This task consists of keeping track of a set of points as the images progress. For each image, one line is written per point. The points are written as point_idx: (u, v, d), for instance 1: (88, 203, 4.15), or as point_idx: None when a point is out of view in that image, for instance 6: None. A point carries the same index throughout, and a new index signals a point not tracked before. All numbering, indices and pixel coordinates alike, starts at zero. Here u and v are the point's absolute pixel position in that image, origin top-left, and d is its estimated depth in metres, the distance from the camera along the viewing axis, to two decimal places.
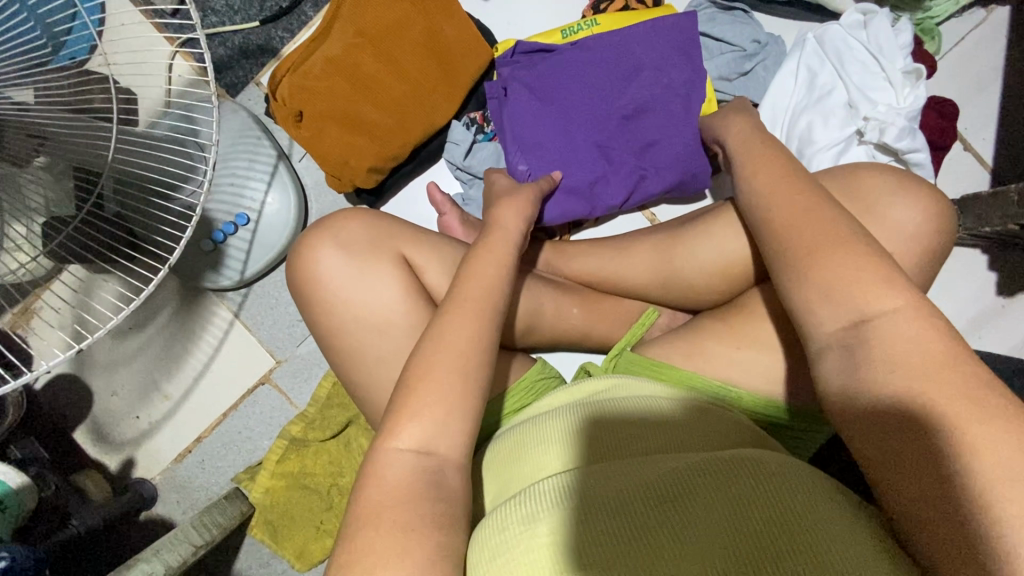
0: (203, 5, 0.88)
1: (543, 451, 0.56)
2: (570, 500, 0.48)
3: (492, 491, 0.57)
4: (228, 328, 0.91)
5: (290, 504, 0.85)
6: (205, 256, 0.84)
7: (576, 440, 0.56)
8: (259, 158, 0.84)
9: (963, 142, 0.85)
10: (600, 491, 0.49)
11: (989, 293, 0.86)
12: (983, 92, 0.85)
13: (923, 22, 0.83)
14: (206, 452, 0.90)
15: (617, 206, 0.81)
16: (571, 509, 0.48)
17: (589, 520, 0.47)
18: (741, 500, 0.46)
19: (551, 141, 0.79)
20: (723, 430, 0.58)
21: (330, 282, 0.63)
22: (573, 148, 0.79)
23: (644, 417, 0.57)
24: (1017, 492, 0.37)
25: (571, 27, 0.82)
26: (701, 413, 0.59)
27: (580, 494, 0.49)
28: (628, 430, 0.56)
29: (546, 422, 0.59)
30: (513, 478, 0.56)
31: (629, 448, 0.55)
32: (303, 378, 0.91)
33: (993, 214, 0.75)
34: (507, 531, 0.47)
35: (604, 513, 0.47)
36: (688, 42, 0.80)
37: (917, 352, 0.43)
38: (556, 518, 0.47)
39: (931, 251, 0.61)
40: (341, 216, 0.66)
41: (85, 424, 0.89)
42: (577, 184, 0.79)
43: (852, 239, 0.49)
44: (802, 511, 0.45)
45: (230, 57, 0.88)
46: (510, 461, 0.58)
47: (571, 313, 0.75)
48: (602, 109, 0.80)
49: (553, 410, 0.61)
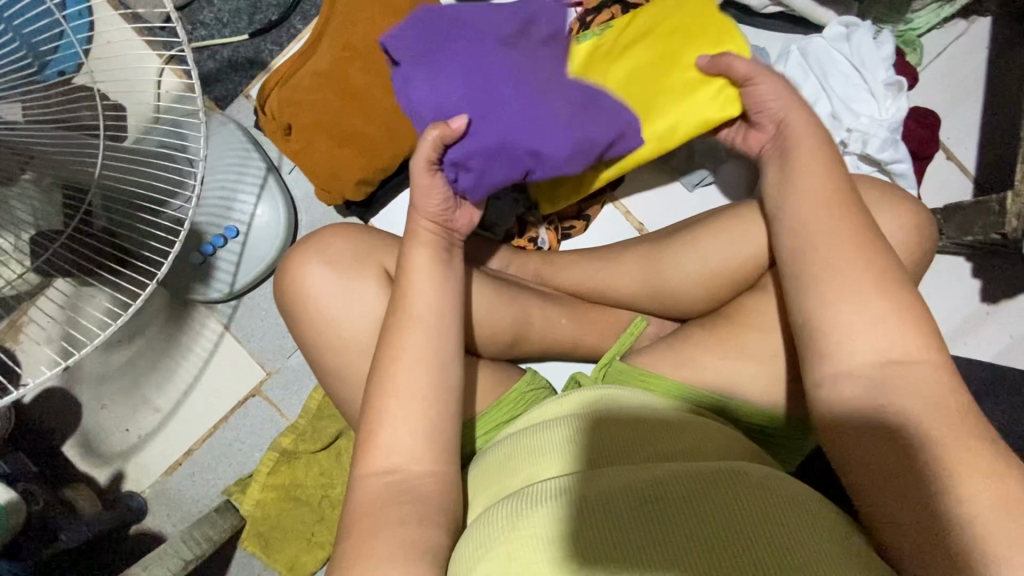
0: (193, 19, 0.88)
1: (532, 457, 0.57)
2: (561, 500, 0.49)
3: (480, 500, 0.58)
4: (218, 340, 0.91)
5: (281, 517, 0.85)
6: (196, 268, 0.85)
7: (568, 445, 0.57)
8: (249, 170, 0.84)
9: (946, 151, 0.87)
10: (582, 495, 0.49)
11: (973, 301, 0.88)
12: (965, 103, 0.86)
13: (905, 34, 0.84)
14: (197, 465, 0.90)
15: (558, 164, 0.66)
16: (563, 507, 0.48)
17: (581, 519, 0.47)
18: (730, 505, 0.46)
19: (456, 104, 0.62)
20: (711, 441, 0.58)
21: (319, 296, 0.63)
22: (485, 106, 0.62)
23: (630, 428, 0.58)
24: None
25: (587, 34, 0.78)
26: (688, 423, 0.59)
27: (572, 495, 0.49)
28: (620, 438, 0.57)
29: (534, 432, 0.59)
30: (504, 484, 0.56)
31: (614, 457, 0.55)
32: (293, 390, 0.91)
33: (976, 224, 0.77)
34: (499, 531, 0.48)
35: (585, 519, 0.47)
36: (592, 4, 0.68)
37: None
38: (547, 518, 0.48)
39: (911, 263, 0.62)
40: (330, 231, 0.66)
41: (74, 437, 0.89)
42: (499, 147, 0.62)
43: (829, 252, 0.51)
44: (789, 519, 0.45)
45: (219, 70, 0.88)
46: (502, 466, 0.58)
47: (560, 324, 0.75)
48: (511, 56, 0.63)
49: (542, 419, 0.61)
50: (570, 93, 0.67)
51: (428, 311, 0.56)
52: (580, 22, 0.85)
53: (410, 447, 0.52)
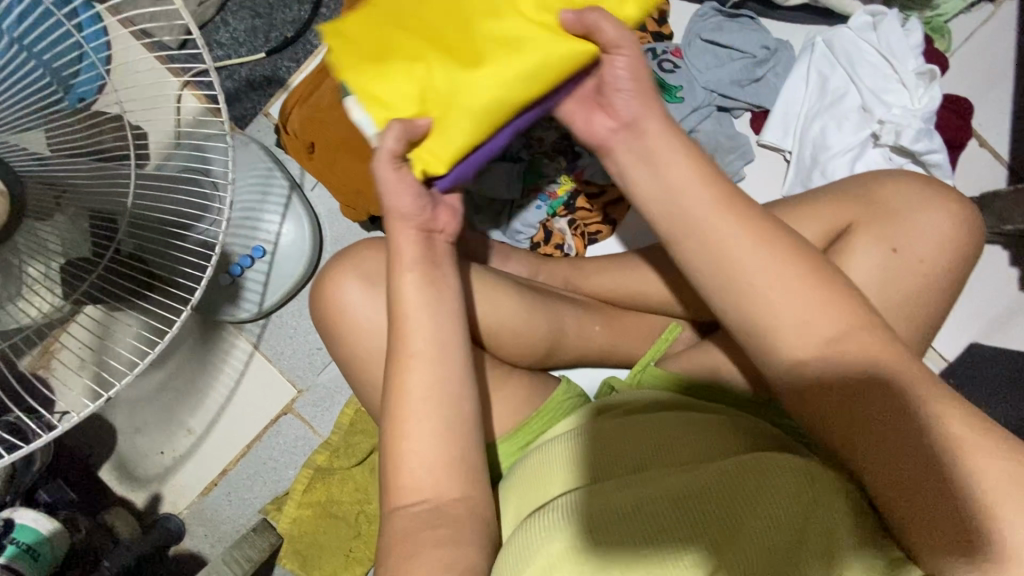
0: (209, 39, 0.88)
1: (555, 469, 0.56)
2: (580, 515, 0.49)
3: (511, 511, 0.57)
4: (247, 359, 0.91)
5: (318, 534, 0.85)
6: (223, 290, 0.85)
7: (585, 457, 0.56)
8: (273, 189, 0.84)
9: (978, 138, 0.84)
10: (608, 507, 0.50)
11: (1011, 289, 0.86)
12: (997, 86, 0.84)
13: (932, 20, 0.83)
14: (233, 484, 0.90)
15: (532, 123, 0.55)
16: (584, 523, 0.49)
17: (603, 529, 0.48)
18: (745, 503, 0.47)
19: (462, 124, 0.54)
20: (731, 431, 0.57)
21: (354, 315, 0.63)
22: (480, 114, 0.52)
23: (651, 430, 0.57)
24: None
25: None
26: (707, 417, 0.59)
27: (590, 510, 0.50)
28: (633, 445, 0.56)
29: (556, 442, 0.59)
30: (525, 500, 0.56)
31: (637, 463, 0.55)
32: (324, 406, 0.91)
33: (1015, 213, 0.75)
34: (518, 539, 0.50)
35: (610, 528, 0.48)
36: None
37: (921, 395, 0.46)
38: (569, 532, 0.48)
39: (954, 263, 0.61)
40: (362, 247, 0.66)
41: (109, 462, 0.89)
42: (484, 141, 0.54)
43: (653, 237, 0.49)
44: (806, 508, 0.47)
45: (238, 89, 0.88)
46: (523, 482, 0.58)
47: (593, 332, 0.74)
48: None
49: (563, 429, 0.61)
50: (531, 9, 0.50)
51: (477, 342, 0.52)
52: None
53: (440, 491, 0.50)
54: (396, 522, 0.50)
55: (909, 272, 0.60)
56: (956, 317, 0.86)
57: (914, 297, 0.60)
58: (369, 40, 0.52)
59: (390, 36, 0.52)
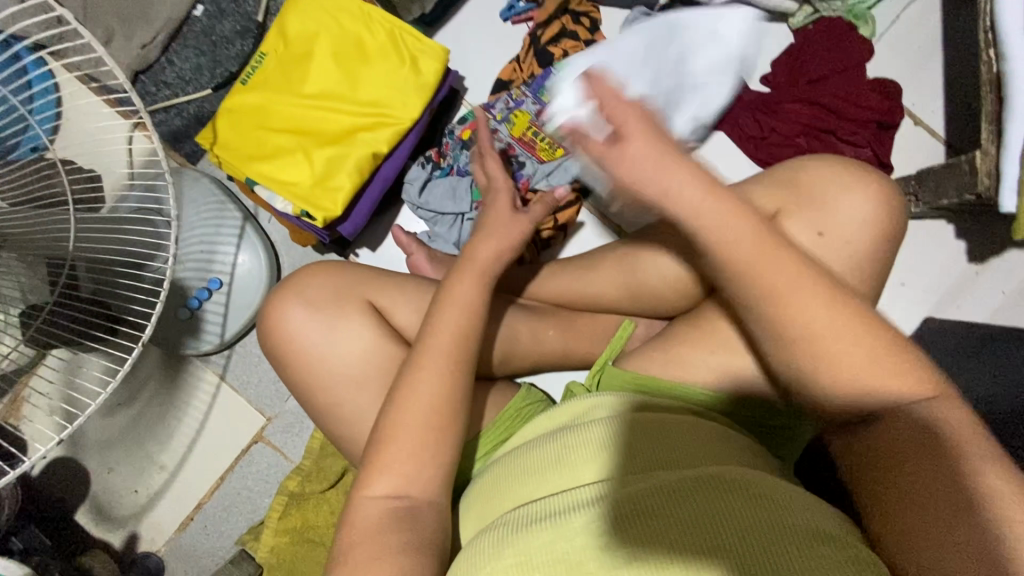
0: (155, 80, 0.90)
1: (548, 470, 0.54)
2: (592, 511, 0.47)
3: (492, 508, 0.55)
4: (215, 392, 0.92)
5: (295, 561, 0.82)
6: (182, 324, 0.85)
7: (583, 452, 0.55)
8: (226, 220, 0.86)
9: (912, 117, 0.86)
10: (622, 501, 0.47)
11: (960, 262, 0.87)
12: (925, 66, 0.86)
13: (855, 8, 0.84)
14: (210, 517, 0.90)
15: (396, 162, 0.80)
16: (597, 512, 0.46)
17: (624, 525, 0.45)
18: (765, 510, 0.44)
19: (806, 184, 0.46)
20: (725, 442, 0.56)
21: (301, 339, 0.64)
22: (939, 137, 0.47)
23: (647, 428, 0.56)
24: (959, 518, 0.41)
25: (246, 72, 0.79)
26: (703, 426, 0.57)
27: (608, 503, 0.47)
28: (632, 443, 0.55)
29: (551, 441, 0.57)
30: (511, 494, 0.54)
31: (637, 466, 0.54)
32: (295, 432, 0.91)
33: (949, 187, 0.76)
34: (505, 536, 0.48)
35: (627, 520, 0.45)
36: (337, 10, 0.79)
37: (857, 379, 0.46)
38: (585, 528, 0.45)
39: (885, 243, 0.61)
40: (306, 273, 0.66)
41: (84, 504, 0.89)
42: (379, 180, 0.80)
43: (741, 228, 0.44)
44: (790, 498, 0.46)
45: (187, 126, 0.90)
46: (506, 478, 0.56)
47: (547, 336, 0.75)
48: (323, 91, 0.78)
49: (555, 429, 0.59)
50: (372, 98, 0.78)
51: (415, 364, 0.53)
52: (530, 35, 0.85)
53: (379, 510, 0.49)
54: (357, 519, 0.49)
55: (839, 254, 0.61)
56: (909, 292, 0.87)
57: (848, 278, 0.61)
58: (260, 144, 0.77)
59: (263, 140, 0.77)
